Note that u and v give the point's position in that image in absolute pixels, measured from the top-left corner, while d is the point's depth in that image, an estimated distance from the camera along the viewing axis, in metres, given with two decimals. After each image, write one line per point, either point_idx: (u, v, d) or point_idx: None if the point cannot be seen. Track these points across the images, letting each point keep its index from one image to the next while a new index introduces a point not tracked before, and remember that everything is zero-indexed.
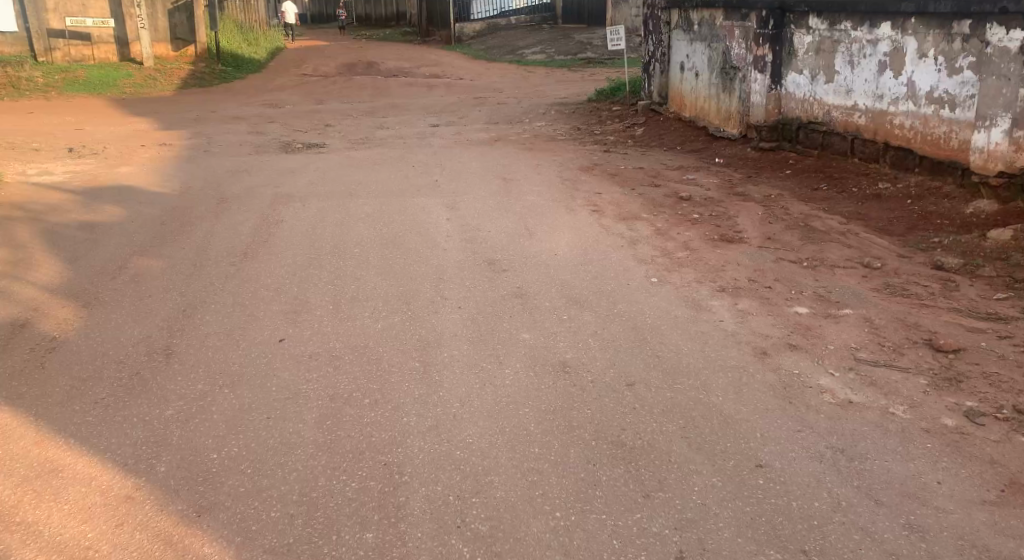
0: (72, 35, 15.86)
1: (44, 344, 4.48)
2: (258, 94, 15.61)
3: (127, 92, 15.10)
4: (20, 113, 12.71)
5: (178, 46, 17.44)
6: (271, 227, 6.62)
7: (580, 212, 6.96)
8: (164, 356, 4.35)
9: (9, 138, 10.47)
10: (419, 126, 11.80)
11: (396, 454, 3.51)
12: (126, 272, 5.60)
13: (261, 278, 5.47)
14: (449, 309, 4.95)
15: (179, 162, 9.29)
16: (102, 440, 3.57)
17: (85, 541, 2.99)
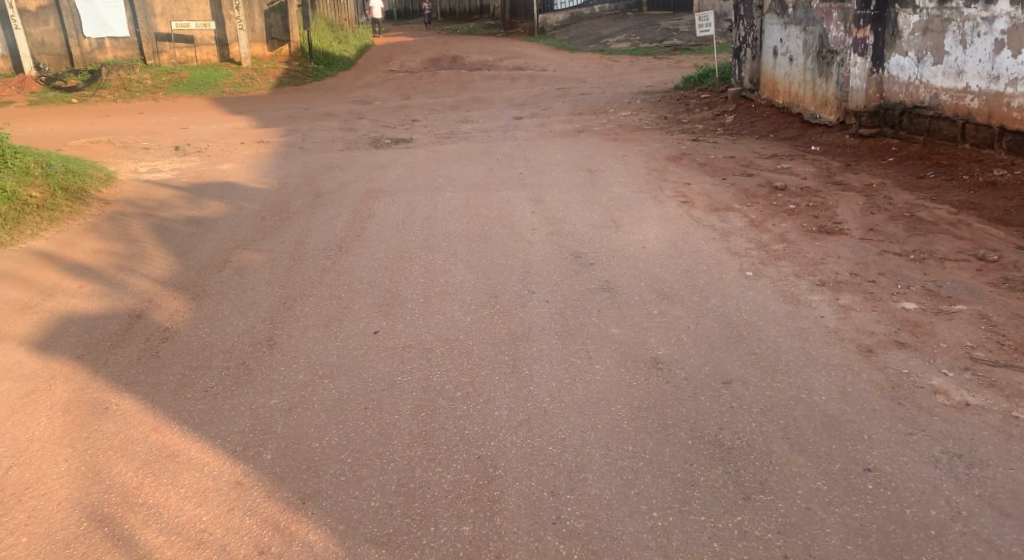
0: (177, 38, 16.71)
1: (157, 333, 4.72)
2: (349, 90, 15.99)
3: (226, 91, 15.74)
4: (131, 114, 13.42)
5: (274, 46, 18.05)
6: (363, 222, 6.77)
7: (669, 204, 6.84)
8: (267, 346, 4.52)
9: (122, 138, 11.08)
10: (504, 119, 11.84)
11: (489, 447, 3.54)
12: (230, 266, 5.84)
13: (354, 272, 5.60)
14: (537, 303, 4.94)
15: (277, 159, 9.62)
16: (213, 427, 3.74)
17: (200, 524, 3.14)
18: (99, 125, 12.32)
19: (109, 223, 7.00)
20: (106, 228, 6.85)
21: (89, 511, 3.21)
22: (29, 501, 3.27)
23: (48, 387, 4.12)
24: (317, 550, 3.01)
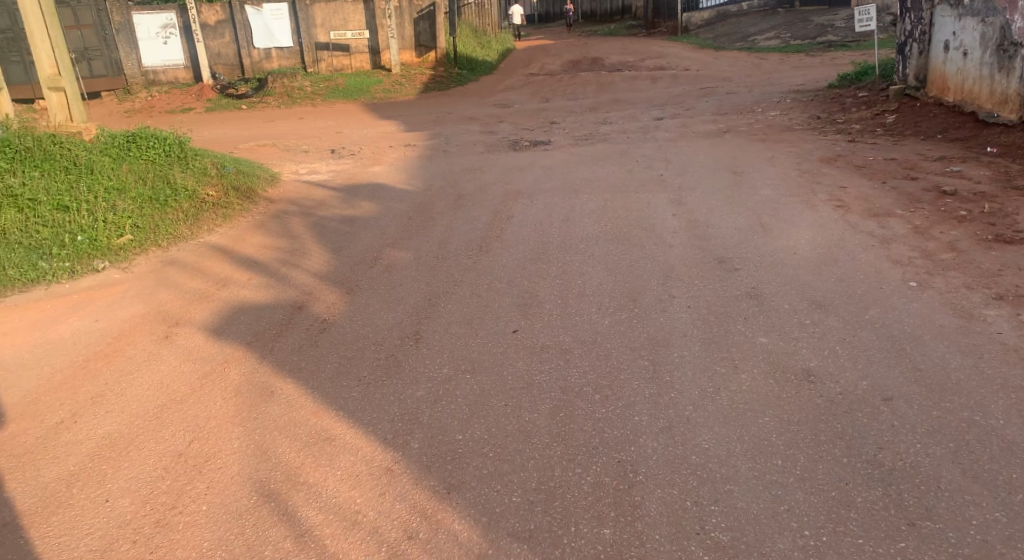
0: (336, 47, 17.70)
1: (315, 325, 5.00)
2: (491, 95, 16.30)
3: (377, 97, 16.47)
4: (292, 119, 14.31)
5: (421, 52, 18.70)
6: (503, 223, 6.89)
7: (822, 208, 6.51)
8: (413, 340, 4.68)
9: (285, 141, 11.85)
10: (645, 120, 11.69)
11: (629, 452, 3.50)
12: (379, 263, 6.11)
13: (494, 271, 5.71)
14: (678, 307, 4.85)
15: (423, 161, 9.97)
16: (365, 414, 3.92)
17: (355, 506, 3.30)
18: (264, 130, 13.23)
19: (273, 221, 7.50)
20: (270, 225, 7.35)
21: (257, 485, 3.46)
22: (207, 472, 3.56)
23: (223, 370, 4.47)
24: (462, 540, 3.10)
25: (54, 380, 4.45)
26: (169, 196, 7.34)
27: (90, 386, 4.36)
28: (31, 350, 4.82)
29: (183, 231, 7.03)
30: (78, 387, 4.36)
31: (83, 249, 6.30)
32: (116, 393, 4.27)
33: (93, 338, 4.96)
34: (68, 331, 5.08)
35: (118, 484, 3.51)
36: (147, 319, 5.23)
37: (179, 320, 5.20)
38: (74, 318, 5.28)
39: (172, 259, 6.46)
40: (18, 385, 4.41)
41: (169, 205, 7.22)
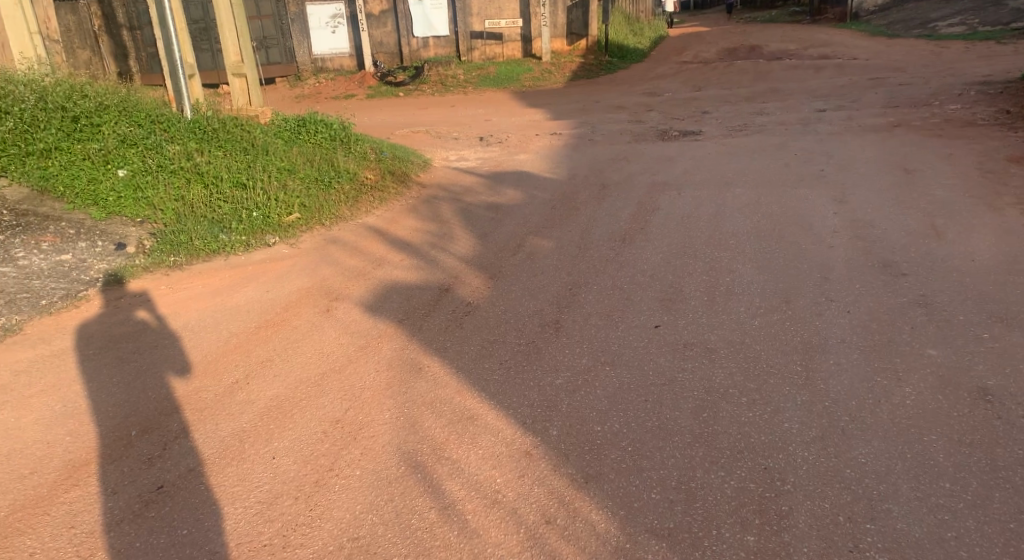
0: (489, 36, 18.04)
1: (461, 307, 5.13)
2: (641, 83, 16.04)
3: (526, 85, 16.61)
4: (444, 107, 14.71)
5: (572, 41, 18.67)
6: (648, 215, 6.78)
7: (1007, 212, 5.96)
8: (554, 329, 4.70)
9: (437, 128, 12.21)
10: (805, 111, 11.12)
11: (777, 459, 3.36)
12: (523, 250, 6.17)
13: (638, 264, 5.63)
14: (835, 312, 4.60)
15: (568, 150, 9.96)
16: (506, 398, 3.98)
17: (496, 485, 3.38)
18: (417, 117, 13.67)
19: (424, 205, 7.75)
20: (421, 209, 7.60)
21: (405, 456, 3.60)
22: (361, 440, 3.74)
23: (376, 344, 4.67)
24: (599, 531, 3.09)
25: (229, 344, 4.81)
26: (332, 177, 7.76)
27: (260, 350, 4.69)
28: (210, 315, 5.24)
29: (344, 212, 7.41)
30: (249, 351, 4.70)
31: (257, 225, 6.78)
32: (282, 359, 4.56)
33: (263, 308, 5.33)
34: (242, 299, 5.47)
35: (283, 444, 3.75)
36: (310, 293, 5.55)
37: (338, 295, 5.49)
38: (246, 288, 5.69)
39: (334, 237, 6.82)
40: (200, 345, 4.80)
41: (332, 186, 7.63)
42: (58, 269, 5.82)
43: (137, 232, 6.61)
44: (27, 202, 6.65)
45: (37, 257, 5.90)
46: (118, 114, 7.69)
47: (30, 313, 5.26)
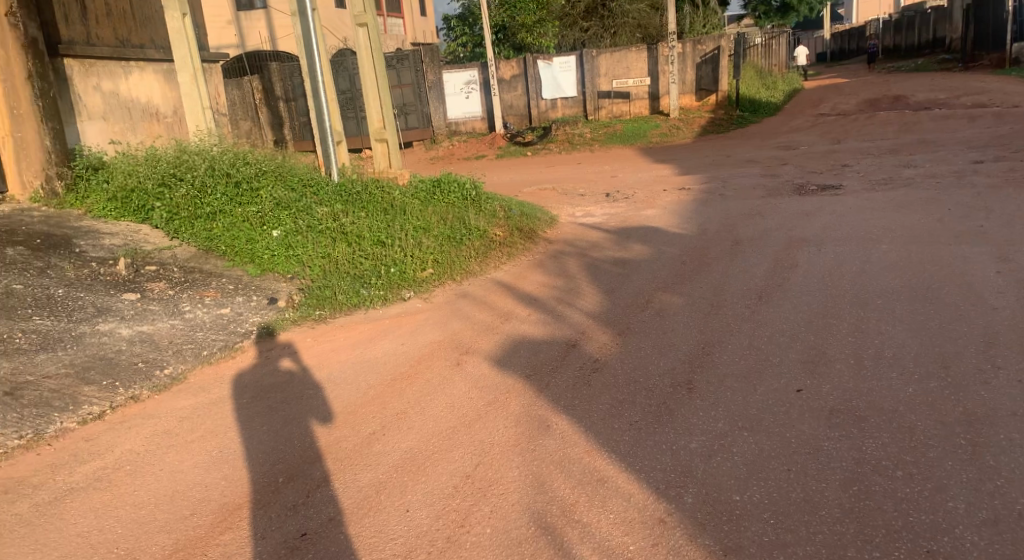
0: (617, 94, 18.27)
1: (589, 364, 5.08)
2: (774, 136, 15.65)
3: (654, 141, 16.57)
4: (571, 164, 14.89)
5: (701, 96, 18.56)
6: (786, 272, 6.53)
7: None
8: (687, 390, 4.56)
9: (564, 185, 12.35)
10: (957, 163, 10.47)
11: (941, 542, 3.08)
12: (652, 307, 6.07)
13: (775, 323, 5.41)
14: (1003, 381, 4.22)
15: (698, 205, 9.80)
16: (638, 461, 3.87)
17: (628, 553, 3.27)
18: (546, 174, 13.91)
19: (551, 260, 7.80)
20: (548, 264, 7.66)
21: (535, 516, 3.55)
22: (491, 497, 3.73)
23: (506, 400, 4.69)
24: None
25: (367, 395, 4.97)
26: (463, 234, 7.98)
27: (396, 403, 4.81)
28: (349, 366, 5.45)
29: (474, 267, 7.58)
30: (386, 403, 4.83)
31: (394, 280, 7.04)
32: (415, 412, 4.66)
33: (397, 361, 5.48)
34: (379, 352, 5.66)
35: (416, 497, 3.80)
36: (441, 346, 5.67)
37: (469, 349, 5.57)
38: (383, 341, 5.88)
39: (465, 292, 6.97)
40: (341, 396, 4.98)
41: (463, 242, 7.84)
42: (218, 322, 6.24)
43: (287, 288, 7.03)
44: (194, 260, 7.36)
45: (201, 310, 6.38)
46: (274, 181, 8.44)
47: (193, 363, 5.60)
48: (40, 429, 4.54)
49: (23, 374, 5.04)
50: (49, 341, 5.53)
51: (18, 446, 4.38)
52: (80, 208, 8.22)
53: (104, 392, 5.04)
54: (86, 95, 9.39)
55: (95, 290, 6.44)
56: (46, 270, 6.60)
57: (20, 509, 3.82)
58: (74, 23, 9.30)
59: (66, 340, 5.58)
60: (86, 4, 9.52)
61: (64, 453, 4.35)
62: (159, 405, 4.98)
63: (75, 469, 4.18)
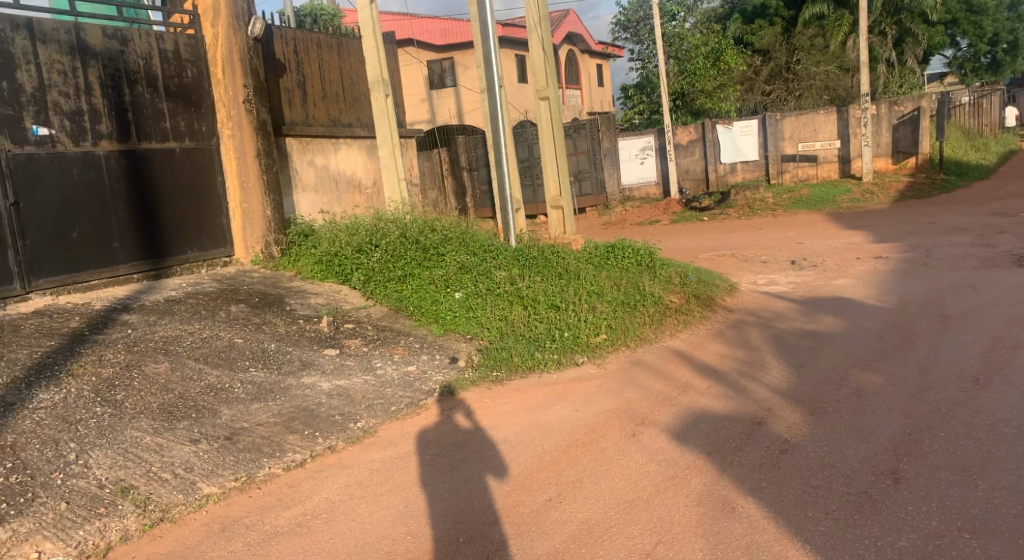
0: (803, 158, 17.66)
1: (777, 444, 4.80)
2: (984, 203, 14.36)
3: (844, 207, 15.72)
4: (752, 230, 14.42)
5: (898, 159, 17.47)
6: (1005, 353, 5.90)
7: None
8: (892, 480, 4.19)
9: (745, 251, 11.97)
10: None
11: None
12: (848, 385, 5.67)
13: (996, 411, 4.87)
14: None
15: (897, 275, 9.13)
16: (838, 555, 3.59)
17: None
18: (725, 240, 13.54)
19: (732, 330, 7.54)
20: (729, 334, 7.41)
21: None
22: None
23: (686, 475, 4.54)
24: None
25: (543, 460, 4.98)
26: (639, 300, 7.93)
27: (573, 470, 4.79)
28: (525, 430, 5.50)
29: (649, 333, 7.48)
30: (562, 470, 4.81)
31: (568, 345, 7.07)
32: (591, 482, 4.61)
33: (573, 427, 5.47)
34: (554, 417, 5.68)
35: None
36: (618, 415, 5.60)
37: (645, 420, 5.46)
38: (558, 406, 5.90)
39: (640, 359, 6.87)
40: (519, 460, 5.02)
41: (638, 308, 7.79)
42: (405, 379, 6.54)
43: (467, 348, 7.27)
44: (385, 319, 7.84)
45: (390, 367, 6.74)
46: (457, 247, 8.86)
47: (383, 418, 5.86)
48: (252, 472, 4.93)
49: (240, 420, 5.55)
50: (261, 391, 6.04)
51: (234, 487, 4.75)
52: (291, 270, 9.06)
53: (306, 442, 5.38)
54: (302, 169, 10.39)
55: (301, 345, 6.99)
56: (262, 326, 7.29)
57: (233, 546, 4.13)
58: (297, 107, 10.45)
59: (275, 391, 6.08)
60: (306, 89, 10.65)
61: (269, 497, 4.68)
62: (352, 457, 5.25)
63: (279, 513, 4.48)
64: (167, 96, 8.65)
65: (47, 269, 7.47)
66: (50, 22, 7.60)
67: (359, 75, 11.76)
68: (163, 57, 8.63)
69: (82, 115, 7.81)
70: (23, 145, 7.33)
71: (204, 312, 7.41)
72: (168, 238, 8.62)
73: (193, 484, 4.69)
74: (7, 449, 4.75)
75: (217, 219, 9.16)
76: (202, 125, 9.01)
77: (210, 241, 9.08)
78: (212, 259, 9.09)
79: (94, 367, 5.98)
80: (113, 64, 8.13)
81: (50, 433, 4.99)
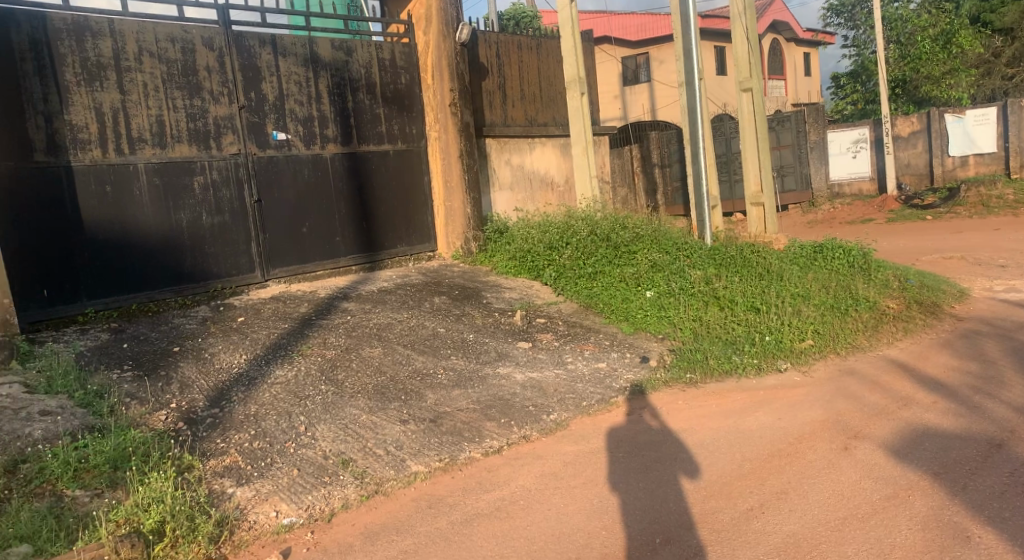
0: None
1: (1021, 471, 4.34)
2: None
3: None
4: (984, 231, 13.04)
5: None
6: None
7: None
8: None
9: (976, 253, 10.87)
10: None
11: None
12: None
13: None
14: None
15: None
16: None
17: None
18: (950, 241, 12.36)
19: (962, 340, 6.88)
20: (958, 345, 6.77)
21: None
22: None
23: (909, 496, 4.22)
24: None
25: (744, 468, 4.83)
26: (850, 304, 7.47)
27: (776, 480, 4.61)
28: (723, 435, 5.36)
29: (862, 340, 7.02)
30: (764, 479, 4.64)
31: (770, 349, 6.77)
32: (798, 494, 4.41)
33: (777, 435, 5.26)
34: (755, 424, 5.48)
35: None
36: (827, 426, 5.30)
37: (859, 433, 5.13)
38: (759, 412, 5.69)
39: (852, 368, 6.45)
40: (716, 466, 4.89)
41: (849, 313, 7.33)
42: (596, 375, 6.59)
43: (659, 348, 7.18)
44: (576, 315, 7.93)
45: (582, 362, 6.82)
46: (652, 244, 8.79)
47: (575, 411, 5.94)
48: (455, 454, 5.19)
49: (443, 404, 5.87)
50: (462, 378, 6.35)
51: (438, 467, 5.03)
52: (487, 265, 9.44)
53: (502, 430, 5.58)
54: (498, 168, 10.77)
55: (497, 337, 7.27)
56: (461, 317, 7.65)
57: (439, 523, 4.37)
58: (497, 108, 10.83)
59: (474, 379, 6.36)
60: (507, 90, 11.00)
61: (470, 480, 4.90)
62: (546, 448, 5.36)
63: (480, 496, 4.69)
64: (384, 101, 9.29)
65: (281, 260, 8.32)
66: (290, 38, 8.41)
67: (558, 74, 11.95)
68: (381, 65, 9.28)
69: (313, 121, 8.59)
70: (265, 149, 8.18)
71: (411, 302, 7.91)
72: (381, 233, 9.28)
73: (403, 462, 5.03)
74: (250, 417, 5.36)
75: (423, 216, 9.73)
76: (413, 127, 9.60)
77: (417, 237, 9.67)
78: (418, 254, 9.68)
79: (320, 349, 6.58)
80: (340, 74, 8.86)
81: (284, 406, 5.57)
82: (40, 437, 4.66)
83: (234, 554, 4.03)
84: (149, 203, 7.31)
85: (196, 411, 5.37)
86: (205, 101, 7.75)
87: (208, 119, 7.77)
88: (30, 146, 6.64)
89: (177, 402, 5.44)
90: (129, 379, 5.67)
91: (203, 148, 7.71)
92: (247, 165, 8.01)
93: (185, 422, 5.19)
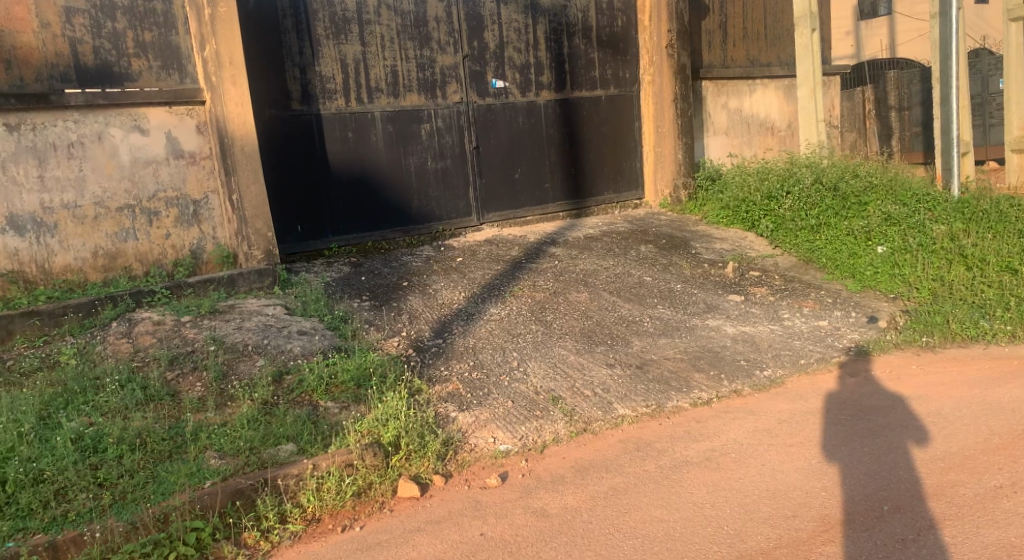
0: None
1: None
2: None
3: None
4: None
5: None
6: None
7: None
8: None
9: None
10: None
11: None
12: None
13: None
14: None
15: None
16: None
17: None
18: None
19: None
20: None
21: None
22: None
23: None
24: None
25: (991, 443, 4.41)
26: None
27: None
28: (968, 406, 4.90)
29: None
30: (1017, 458, 4.21)
31: None
32: None
33: None
34: (1006, 397, 4.97)
35: None
36: None
37: None
38: (1011, 385, 5.14)
39: None
40: (954, 438, 4.51)
41: None
42: (816, 333, 6.27)
43: (889, 308, 6.66)
44: (794, 270, 7.56)
45: (799, 319, 6.50)
46: (885, 194, 8.10)
47: (790, 369, 5.72)
48: (662, 402, 5.20)
49: (650, 352, 5.90)
50: (669, 328, 6.32)
51: (645, 413, 5.08)
52: (698, 215, 9.28)
53: (712, 382, 5.50)
54: (715, 113, 10.38)
55: (707, 288, 7.12)
56: (670, 266, 7.56)
57: (648, 466, 4.43)
58: (716, 49, 10.35)
59: (681, 329, 6.30)
60: (728, 30, 10.47)
61: (678, 428, 4.90)
62: (757, 404, 5.22)
63: (690, 445, 4.68)
64: (599, 46, 9.23)
65: (499, 204, 8.67)
66: None
67: (785, 10, 11.16)
68: (599, 8, 9.19)
69: (530, 67, 8.74)
70: (485, 97, 8.47)
71: (618, 250, 7.93)
72: (592, 179, 9.36)
73: (610, 404, 5.13)
74: (469, 349, 5.72)
75: (633, 163, 9.66)
76: (627, 72, 9.49)
77: (626, 184, 9.64)
78: (626, 201, 9.65)
79: (531, 290, 6.83)
80: (558, 19, 8.90)
81: (499, 341, 5.87)
82: (299, 352, 5.29)
83: (458, 472, 4.39)
84: (384, 147, 7.87)
85: (423, 340, 5.81)
86: (433, 50, 8.14)
87: (436, 68, 8.16)
88: (288, 96, 7.33)
89: (407, 331, 5.92)
90: (368, 308, 6.23)
91: (431, 96, 8.13)
92: (469, 112, 8.35)
93: (414, 349, 5.64)
